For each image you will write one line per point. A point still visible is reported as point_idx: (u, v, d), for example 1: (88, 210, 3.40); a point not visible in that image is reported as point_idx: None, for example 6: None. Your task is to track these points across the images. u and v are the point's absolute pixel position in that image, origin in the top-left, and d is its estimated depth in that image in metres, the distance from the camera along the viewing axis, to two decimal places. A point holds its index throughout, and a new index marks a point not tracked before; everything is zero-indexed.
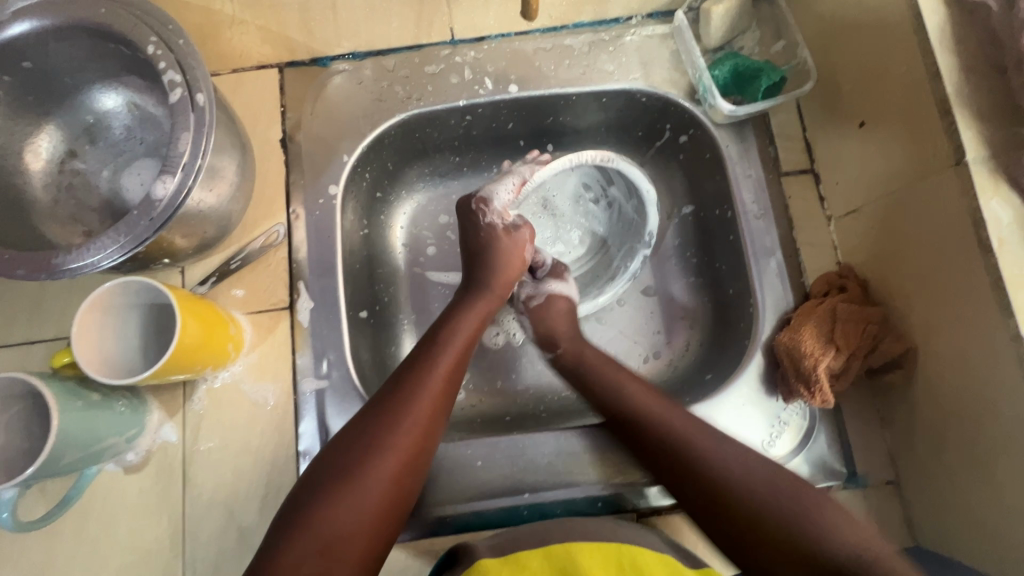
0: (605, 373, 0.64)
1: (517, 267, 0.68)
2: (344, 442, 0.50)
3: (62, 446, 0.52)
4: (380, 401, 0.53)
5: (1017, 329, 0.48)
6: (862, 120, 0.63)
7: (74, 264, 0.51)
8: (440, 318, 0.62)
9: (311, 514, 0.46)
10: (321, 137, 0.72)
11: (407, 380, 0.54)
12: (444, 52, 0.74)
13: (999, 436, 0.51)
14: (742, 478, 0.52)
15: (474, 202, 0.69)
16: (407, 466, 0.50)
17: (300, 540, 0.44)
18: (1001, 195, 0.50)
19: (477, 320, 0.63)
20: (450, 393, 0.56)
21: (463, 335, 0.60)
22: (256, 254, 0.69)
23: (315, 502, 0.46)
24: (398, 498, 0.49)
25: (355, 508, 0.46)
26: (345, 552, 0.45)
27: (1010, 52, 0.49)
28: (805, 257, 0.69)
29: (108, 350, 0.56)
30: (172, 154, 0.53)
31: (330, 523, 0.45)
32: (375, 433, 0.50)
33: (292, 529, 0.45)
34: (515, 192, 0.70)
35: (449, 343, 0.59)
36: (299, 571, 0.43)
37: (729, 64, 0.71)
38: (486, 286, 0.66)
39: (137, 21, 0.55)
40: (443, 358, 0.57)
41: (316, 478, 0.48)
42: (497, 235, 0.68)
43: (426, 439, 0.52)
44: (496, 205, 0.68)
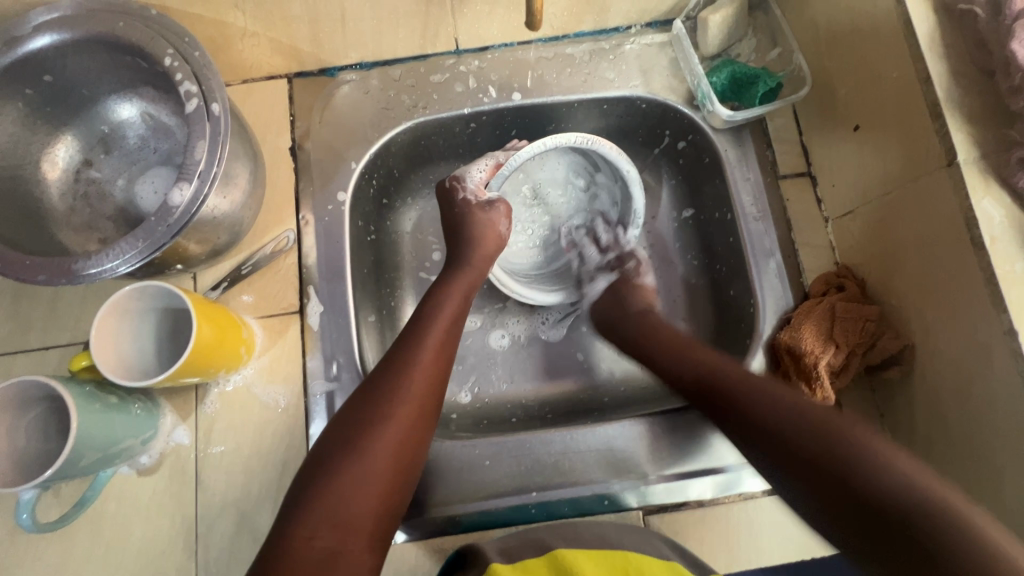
0: (664, 341, 0.65)
1: (494, 243, 0.69)
2: (343, 422, 0.51)
3: (81, 448, 0.53)
4: (375, 379, 0.54)
5: (1009, 324, 0.49)
6: (856, 124, 0.65)
7: (93, 269, 0.52)
8: (427, 297, 0.63)
9: (318, 489, 0.46)
10: (330, 146, 0.73)
11: (398, 356, 0.55)
12: (449, 62, 0.76)
13: (995, 428, 0.52)
14: (782, 420, 0.49)
15: (448, 182, 0.73)
16: (409, 435, 0.51)
17: (310, 515, 0.45)
18: (992, 195, 0.52)
19: (463, 294, 0.64)
20: (443, 367, 0.57)
21: (450, 310, 0.61)
22: (267, 260, 0.70)
23: (322, 478, 0.47)
24: (402, 470, 0.50)
25: (360, 482, 0.47)
26: (356, 525, 0.46)
27: (998, 57, 0.51)
28: (804, 257, 0.70)
29: (124, 353, 0.57)
30: (188, 162, 0.54)
31: (339, 499, 0.46)
32: (370, 410, 0.51)
33: (302, 506, 0.45)
34: (489, 173, 0.72)
35: (436, 319, 0.60)
36: (313, 544, 0.44)
37: (726, 71, 0.73)
38: (471, 264, 0.67)
39: (154, 34, 0.56)
40: (432, 333, 0.58)
41: (320, 457, 0.49)
42: (473, 209, 0.70)
43: (424, 413, 0.53)
44: (469, 184, 0.72)
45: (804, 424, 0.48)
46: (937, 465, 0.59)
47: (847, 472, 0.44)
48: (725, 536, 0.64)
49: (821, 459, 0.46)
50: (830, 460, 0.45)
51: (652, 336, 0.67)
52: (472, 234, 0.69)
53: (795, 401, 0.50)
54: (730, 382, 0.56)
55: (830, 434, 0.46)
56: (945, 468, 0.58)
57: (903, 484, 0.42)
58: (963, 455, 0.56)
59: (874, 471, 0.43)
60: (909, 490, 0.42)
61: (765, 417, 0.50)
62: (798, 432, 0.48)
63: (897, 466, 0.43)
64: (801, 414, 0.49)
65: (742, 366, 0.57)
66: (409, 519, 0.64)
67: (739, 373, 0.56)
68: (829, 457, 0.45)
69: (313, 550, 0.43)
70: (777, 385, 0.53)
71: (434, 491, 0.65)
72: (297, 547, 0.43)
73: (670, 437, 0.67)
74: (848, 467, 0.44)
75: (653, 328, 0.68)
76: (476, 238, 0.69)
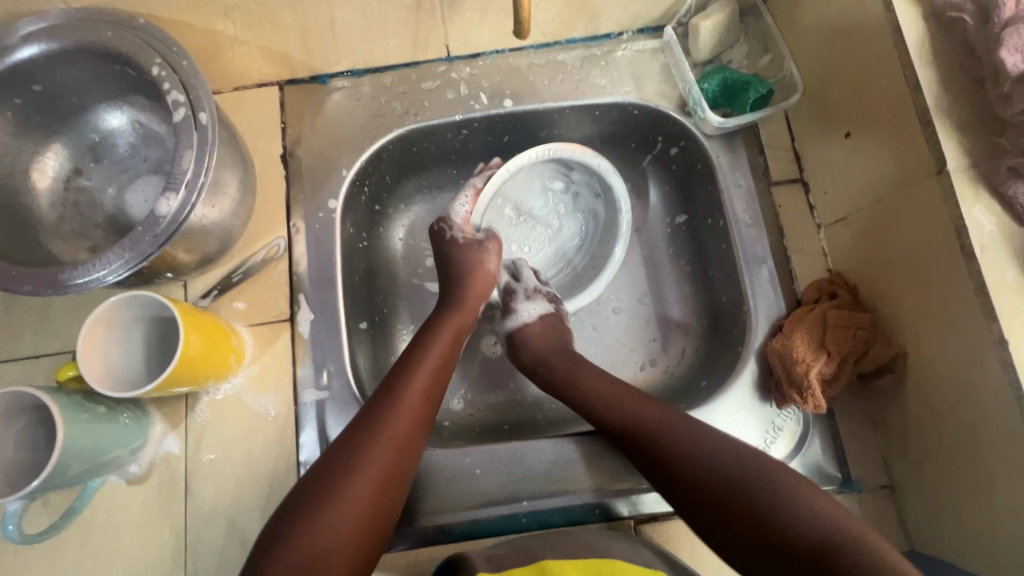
0: (592, 378, 0.64)
1: (488, 281, 0.69)
2: (326, 463, 0.50)
3: (67, 459, 0.53)
4: (368, 412, 0.54)
5: (1000, 333, 0.49)
6: (848, 130, 0.65)
7: (79, 279, 0.52)
8: (417, 335, 0.63)
9: (296, 535, 0.45)
10: (321, 153, 0.73)
11: (387, 398, 0.55)
12: (441, 69, 0.76)
13: (987, 438, 0.52)
14: (710, 472, 0.50)
15: (435, 224, 0.73)
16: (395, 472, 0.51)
17: (285, 560, 0.43)
18: (982, 203, 0.51)
19: (458, 329, 0.64)
20: (429, 410, 0.57)
21: (440, 347, 0.61)
22: (257, 268, 0.70)
23: (301, 524, 0.45)
24: (379, 516, 0.49)
25: (339, 529, 0.46)
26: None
27: (987, 64, 0.51)
28: (796, 264, 0.70)
29: (112, 364, 0.57)
30: (175, 171, 0.54)
31: (316, 546, 0.45)
32: (355, 453, 0.50)
33: (277, 551, 0.44)
34: (470, 203, 0.73)
35: (428, 360, 0.59)
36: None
37: (717, 78, 0.73)
38: (461, 300, 0.67)
39: (142, 44, 0.56)
40: (425, 369, 0.58)
41: (299, 499, 0.48)
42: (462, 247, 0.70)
43: (412, 451, 0.53)
44: (456, 220, 0.72)
45: (727, 467, 0.49)
46: (930, 473, 0.59)
47: (764, 515, 0.45)
48: None
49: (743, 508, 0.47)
50: (755, 493, 0.47)
51: (584, 367, 0.65)
52: (467, 267, 0.69)
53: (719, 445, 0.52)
54: (660, 423, 0.56)
55: (752, 482, 0.48)
56: (938, 478, 0.58)
57: (822, 521, 0.43)
58: (955, 465, 0.56)
59: (794, 513, 0.44)
60: (830, 526, 0.43)
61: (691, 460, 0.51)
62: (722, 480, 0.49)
63: (816, 505, 0.44)
64: (721, 458, 0.50)
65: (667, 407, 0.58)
66: (400, 528, 0.64)
67: (664, 416, 0.56)
68: (749, 493, 0.47)
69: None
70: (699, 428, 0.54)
71: (425, 501, 0.65)
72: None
73: None
74: (762, 508, 0.46)
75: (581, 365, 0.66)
76: (470, 272, 0.69)
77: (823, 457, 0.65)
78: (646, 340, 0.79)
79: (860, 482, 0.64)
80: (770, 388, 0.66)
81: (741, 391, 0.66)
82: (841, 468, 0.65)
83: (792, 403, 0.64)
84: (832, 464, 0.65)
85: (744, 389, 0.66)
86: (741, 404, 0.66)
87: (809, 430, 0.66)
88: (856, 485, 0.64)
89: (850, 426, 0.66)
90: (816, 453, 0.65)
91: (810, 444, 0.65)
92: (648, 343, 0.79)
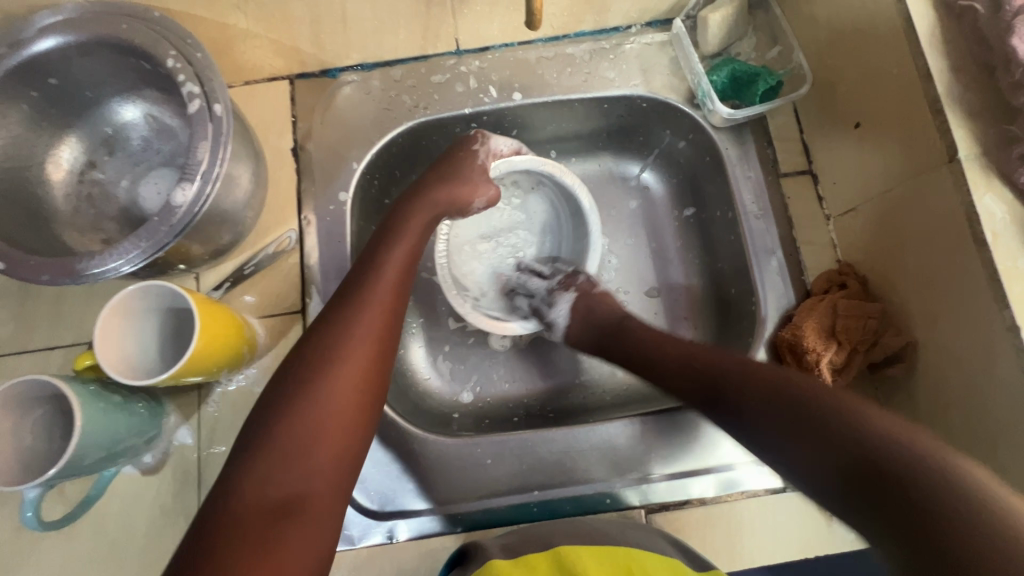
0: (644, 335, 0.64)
1: (470, 190, 0.69)
2: (293, 365, 0.50)
3: (85, 446, 0.53)
4: (327, 318, 0.53)
5: (1011, 320, 0.49)
6: (858, 121, 0.65)
7: (96, 269, 0.53)
8: (381, 237, 0.62)
9: (268, 434, 0.46)
10: (332, 146, 0.74)
11: (349, 299, 0.54)
12: (450, 62, 0.76)
13: (999, 425, 0.52)
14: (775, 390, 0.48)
15: (473, 133, 0.72)
16: (363, 374, 0.51)
17: (259, 470, 0.44)
18: (994, 191, 0.52)
19: (418, 234, 0.63)
20: (396, 306, 0.56)
21: (400, 253, 0.60)
22: (269, 260, 0.70)
23: (271, 423, 0.47)
24: (357, 414, 0.50)
25: (313, 425, 0.47)
26: (311, 474, 0.45)
27: (999, 53, 0.51)
28: (805, 255, 0.70)
29: (128, 352, 0.58)
30: (191, 162, 0.55)
31: (291, 445, 0.46)
32: (321, 352, 0.50)
33: (252, 454, 0.45)
34: (513, 149, 0.73)
35: (390, 262, 0.58)
36: (267, 484, 0.44)
37: (726, 70, 0.73)
38: (432, 201, 0.66)
39: (157, 36, 0.57)
40: (385, 272, 0.57)
41: (268, 402, 0.48)
42: (455, 168, 0.69)
43: (380, 353, 0.53)
44: (492, 144, 0.71)
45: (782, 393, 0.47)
46: None
47: (825, 426, 0.42)
48: (730, 534, 0.64)
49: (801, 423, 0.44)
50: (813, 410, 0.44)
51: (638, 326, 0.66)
52: (445, 176, 0.68)
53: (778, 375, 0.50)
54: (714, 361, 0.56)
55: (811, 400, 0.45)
56: None
57: (883, 431, 0.40)
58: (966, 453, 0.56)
59: (850, 426, 0.41)
60: (891, 439, 0.39)
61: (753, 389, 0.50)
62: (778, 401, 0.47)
63: (873, 419, 0.41)
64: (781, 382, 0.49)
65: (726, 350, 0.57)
66: (412, 517, 0.64)
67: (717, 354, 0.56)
68: (809, 409, 0.44)
69: (266, 497, 0.43)
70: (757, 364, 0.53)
71: (437, 490, 0.65)
72: (246, 494, 0.43)
73: (673, 434, 0.67)
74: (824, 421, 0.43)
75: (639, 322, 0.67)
76: (448, 179, 0.68)
77: None
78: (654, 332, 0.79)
79: None
80: None
81: None
82: None
83: None
84: None
85: None
86: None
87: None
88: None
89: None
90: None
91: None
92: None
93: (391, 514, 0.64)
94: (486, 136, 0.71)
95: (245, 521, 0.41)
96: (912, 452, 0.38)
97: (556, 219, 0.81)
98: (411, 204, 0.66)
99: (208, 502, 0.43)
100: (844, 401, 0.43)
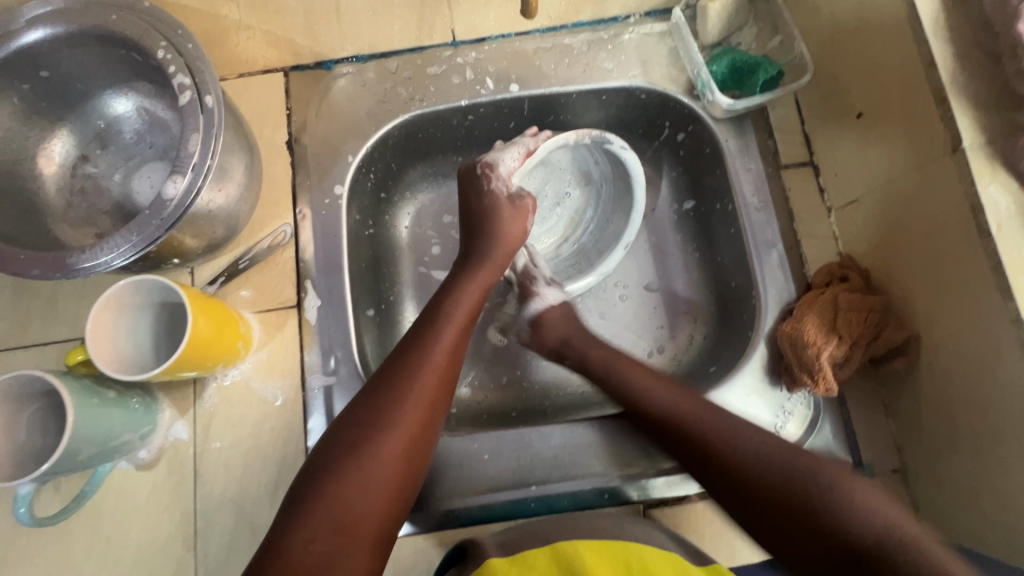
0: (635, 375, 0.62)
1: (516, 240, 0.68)
2: (346, 419, 0.50)
3: (78, 442, 0.53)
4: (387, 374, 0.53)
5: (1017, 312, 0.48)
6: (860, 112, 0.64)
7: (87, 263, 0.52)
8: (440, 294, 0.62)
9: (320, 488, 0.46)
10: (327, 139, 0.73)
11: (407, 355, 0.54)
12: (446, 54, 0.75)
13: (1002, 420, 0.51)
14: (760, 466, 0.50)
15: (479, 167, 0.69)
16: (416, 436, 0.51)
17: (307, 529, 0.44)
18: (999, 180, 0.51)
19: (478, 290, 0.63)
20: (452, 367, 0.56)
21: (460, 312, 0.60)
22: (264, 254, 0.70)
23: (323, 477, 0.46)
24: (403, 477, 0.49)
25: (364, 485, 0.46)
26: (356, 534, 0.45)
27: (1004, 38, 0.49)
28: (806, 248, 0.69)
29: (121, 348, 0.57)
30: (182, 155, 0.54)
31: (341, 503, 0.45)
32: (376, 410, 0.50)
33: (303, 508, 0.45)
34: (521, 160, 0.69)
35: (452, 318, 0.59)
36: (312, 546, 0.43)
37: (726, 60, 0.72)
38: (491, 257, 0.66)
39: (148, 27, 0.56)
40: (446, 330, 0.57)
41: (321, 457, 0.48)
42: (501, 205, 0.68)
43: (434, 415, 0.53)
44: (502, 171, 0.69)
45: (777, 468, 0.49)
46: (944, 457, 0.58)
47: (822, 517, 0.45)
48: (729, 529, 0.63)
49: (795, 514, 0.47)
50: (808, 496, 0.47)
51: (623, 364, 0.64)
52: (495, 226, 0.67)
53: (769, 447, 0.51)
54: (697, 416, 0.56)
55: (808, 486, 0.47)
56: (952, 461, 0.57)
57: (873, 519, 0.44)
58: (969, 449, 0.55)
59: (839, 506, 0.45)
60: (885, 527, 0.43)
61: (741, 463, 0.51)
62: (768, 479, 0.49)
63: (861, 497, 0.46)
64: (768, 459, 0.50)
65: (711, 406, 0.57)
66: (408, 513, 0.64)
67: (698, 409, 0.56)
68: (802, 504, 0.47)
69: (310, 554, 0.43)
70: (748, 424, 0.54)
71: (434, 486, 0.65)
72: (294, 550, 0.42)
73: None
74: (820, 513, 0.46)
75: (618, 359, 0.65)
76: (498, 229, 0.67)
77: (835, 443, 0.64)
78: (654, 326, 0.78)
79: (872, 467, 0.63)
80: (780, 372, 0.65)
81: (751, 375, 0.66)
82: (853, 453, 0.64)
83: (803, 387, 0.63)
84: (844, 449, 0.64)
85: (753, 374, 0.66)
86: (751, 389, 0.65)
87: (820, 415, 0.65)
88: (869, 470, 0.63)
89: (861, 411, 0.65)
90: (827, 438, 0.64)
91: (821, 429, 0.64)
92: (657, 330, 0.78)
93: None
94: (492, 162, 0.69)
95: None
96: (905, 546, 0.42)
97: (584, 169, 0.79)
98: (468, 261, 0.66)
99: (254, 559, 0.43)
100: (842, 483, 0.47)
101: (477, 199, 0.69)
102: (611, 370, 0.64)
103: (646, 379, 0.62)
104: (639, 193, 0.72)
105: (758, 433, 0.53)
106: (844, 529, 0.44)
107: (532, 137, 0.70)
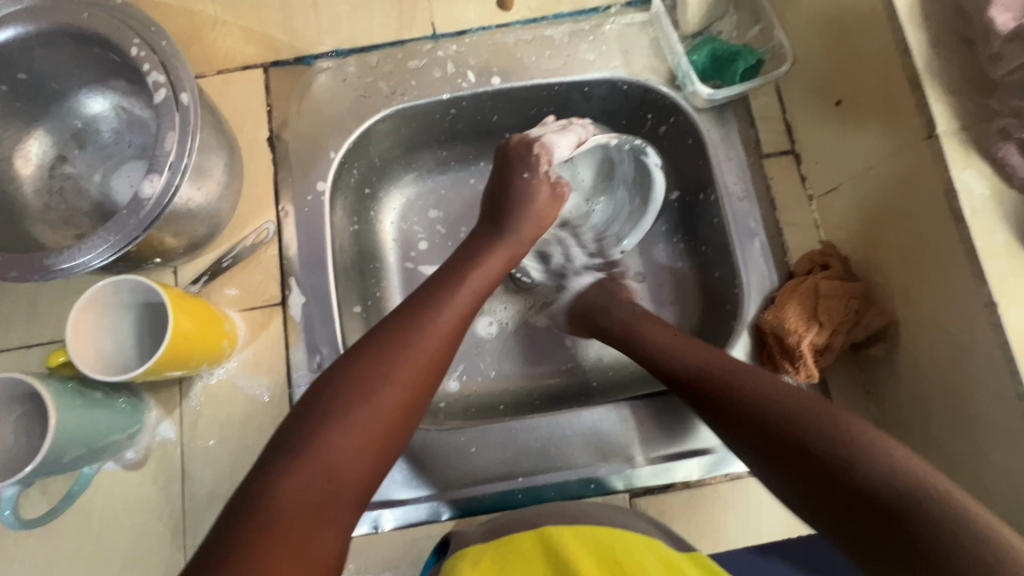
0: (653, 334, 0.64)
1: (547, 221, 0.68)
2: (346, 369, 0.50)
3: (62, 445, 0.53)
4: (396, 329, 0.53)
5: (989, 296, 0.49)
6: (838, 100, 0.64)
7: (65, 264, 0.52)
8: (457, 261, 0.62)
9: (312, 437, 0.46)
10: (308, 136, 0.72)
11: (415, 317, 0.54)
12: (426, 47, 0.75)
13: (977, 403, 0.52)
14: (781, 418, 0.49)
15: (535, 146, 0.65)
16: (413, 397, 0.51)
17: (298, 476, 0.44)
18: (973, 166, 0.51)
19: (500, 260, 0.63)
20: (459, 333, 0.56)
21: (474, 283, 0.59)
22: (247, 252, 0.69)
23: (314, 427, 0.47)
24: (394, 434, 0.50)
25: (358, 438, 0.47)
26: (345, 483, 0.46)
27: (978, 24, 0.50)
28: (789, 236, 0.70)
29: (103, 348, 0.57)
30: (159, 153, 0.53)
31: (332, 454, 0.46)
32: (380, 366, 0.50)
33: (296, 455, 0.45)
34: (574, 148, 0.67)
35: (466, 285, 0.59)
36: (304, 495, 0.44)
37: (706, 50, 0.72)
38: (514, 233, 0.65)
39: (120, 24, 0.56)
40: (460, 294, 0.57)
41: (317, 402, 0.48)
42: (541, 187, 0.67)
43: (432, 377, 0.53)
44: (556, 154, 0.66)
45: (796, 421, 0.48)
46: (923, 440, 0.59)
47: (837, 469, 0.45)
48: (713, 517, 0.64)
49: (817, 453, 0.46)
50: (833, 440, 0.46)
51: (643, 325, 0.65)
52: (523, 207, 0.66)
53: (788, 393, 0.51)
54: (737, 376, 0.54)
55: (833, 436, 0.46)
56: (930, 441, 0.58)
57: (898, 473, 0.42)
58: (948, 431, 0.56)
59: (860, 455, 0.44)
60: (899, 478, 0.42)
61: (760, 408, 0.51)
62: (790, 432, 0.48)
63: (884, 450, 0.44)
64: (793, 408, 0.49)
65: (752, 369, 0.55)
66: (397, 507, 0.64)
67: (729, 368, 0.56)
68: (813, 448, 0.46)
69: (303, 501, 0.44)
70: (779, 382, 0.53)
71: (424, 479, 0.65)
72: (288, 496, 0.43)
73: (661, 419, 0.67)
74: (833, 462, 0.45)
75: (647, 321, 0.66)
76: (529, 209, 0.66)
77: None
78: None
79: None
80: (762, 359, 0.66)
81: None
82: None
83: (785, 374, 0.64)
84: None
85: None
86: None
87: None
88: None
89: (842, 397, 0.66)
90: None
91: None
92: None
93: (377, 504, 0.64)
94: (548, 144, 0.65)
95: (281, 521, 0.42)
96: (925, 497, 0.40)
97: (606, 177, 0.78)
98: (488, 233, 0.65)
99: (236, 497, 0.44)
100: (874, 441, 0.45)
101: (517, 174, 0.66)
102: (631, 332, 0.65)
103: (683, 343, 0.61)
104: (651, 216, 0.74)
105: (782, 386, 0.52)
106: (860, 471, 0.43)
107: (583, 128, 0.68)
